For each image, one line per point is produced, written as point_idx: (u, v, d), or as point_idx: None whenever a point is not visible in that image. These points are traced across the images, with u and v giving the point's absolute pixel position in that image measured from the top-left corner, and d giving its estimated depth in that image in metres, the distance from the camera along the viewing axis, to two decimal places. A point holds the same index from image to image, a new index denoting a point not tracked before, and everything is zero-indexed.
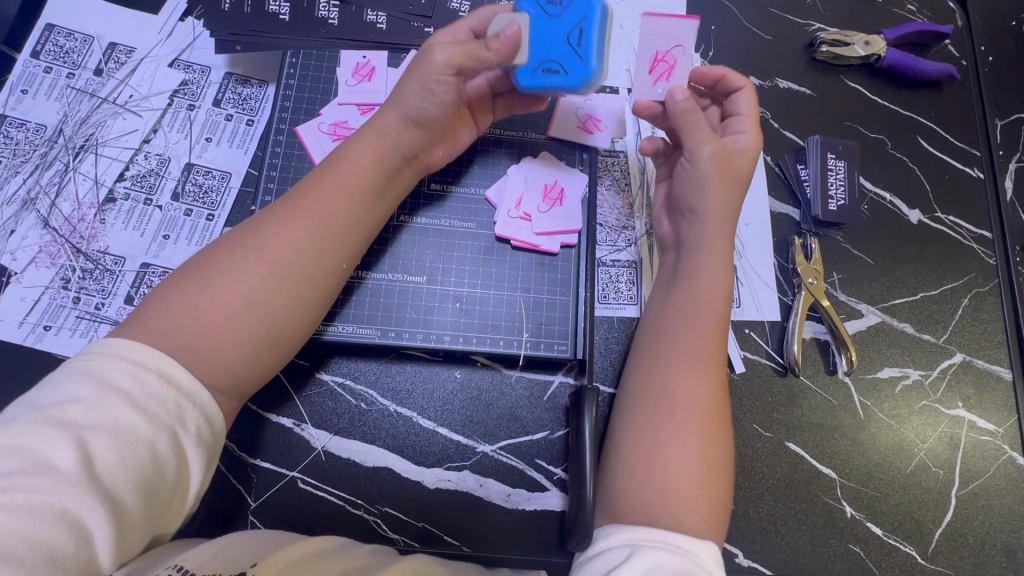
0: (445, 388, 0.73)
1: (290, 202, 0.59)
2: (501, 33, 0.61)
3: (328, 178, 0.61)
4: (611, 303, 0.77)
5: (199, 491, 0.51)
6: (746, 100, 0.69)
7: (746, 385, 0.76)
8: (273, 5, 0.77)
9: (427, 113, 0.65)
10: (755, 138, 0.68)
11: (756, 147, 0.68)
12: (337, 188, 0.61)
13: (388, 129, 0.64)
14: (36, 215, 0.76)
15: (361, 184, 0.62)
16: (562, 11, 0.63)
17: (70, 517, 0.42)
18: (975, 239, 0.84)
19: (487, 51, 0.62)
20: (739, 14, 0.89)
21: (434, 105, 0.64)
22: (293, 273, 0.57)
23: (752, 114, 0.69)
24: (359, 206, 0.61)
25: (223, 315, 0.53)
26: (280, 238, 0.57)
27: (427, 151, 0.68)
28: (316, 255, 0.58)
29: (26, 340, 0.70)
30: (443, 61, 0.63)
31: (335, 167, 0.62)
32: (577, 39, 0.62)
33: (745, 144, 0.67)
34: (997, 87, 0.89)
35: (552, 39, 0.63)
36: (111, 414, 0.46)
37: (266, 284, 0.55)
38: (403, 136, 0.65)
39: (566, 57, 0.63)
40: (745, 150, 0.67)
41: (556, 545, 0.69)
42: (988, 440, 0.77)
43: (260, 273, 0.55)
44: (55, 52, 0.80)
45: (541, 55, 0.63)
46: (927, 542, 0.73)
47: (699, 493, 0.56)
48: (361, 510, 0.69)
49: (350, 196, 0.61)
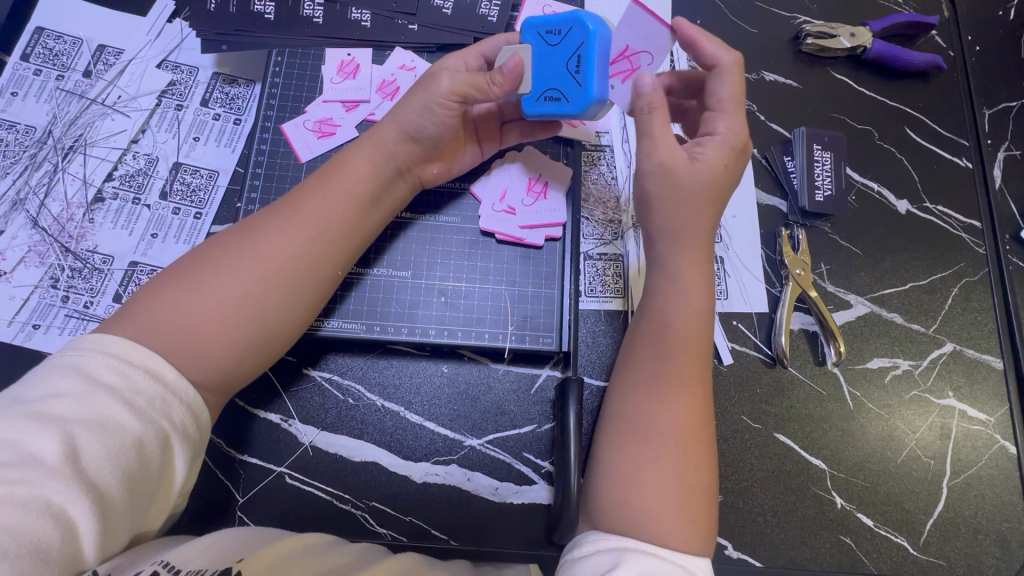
0: (433, 382, 0.73)
1: (288, 208, 0.58)
2: (502, 66, 0.63)
3: (324, 185, 0.60)
4: (597, 295, 0.77)
5: (184, 484, 0.51)
6: (725, 87, 0.62)
7: (734, 377, 0.76)
8: (258, 4, 0.78)
9: (425, 131, 0.64)
10: (732, 137, 0.62)
11: (729, 143, 0.61)
12: (335, 195, 0.60)
13: (387, 140, 0.63)
14: (26, 215, 0.76)
15: (358, 194, 0.61)
16: (563, 38, 0.63)
17: (54, 509, 0.41)
18: (964, 229, 0.83)
19: (492, 86, 0.63)
20: (724, 7, 0.90)
21: (433, 125, 0.63)
22: (288, 279, 0.56)
23: (727, 108, 0.62)
24: (354, 215, 0.60)
25: (212, 316, 0.52)
26: (276, 243, 0.56)
27: (421, 166, 0.67)
28: (310, 260, 0.57)
29: (15, 338, 0.71)
30: (448, 87, 0.62)
31: (332, 176, 0.61)
32: (576, 65, 0.62)
33: (712, 147, 0.61)
34: (984, 77, 0.89)
35: (554, 68, 0.63)
36: (98, 409, 0.45)
37: (261, 288, 0.54)
38: (400, 151, 0.64)
39: (567, 85, 0.63)
40: (716, 149, 0.61)
41: (545, 539, 0.69)
42: (980, 429, 0.76)
43: (253, 276, 0.54)
44: (44, 54, 0.81)
45: (543, 84, 0.64)
46: (918, 533, 0.73)
47: (691, 501, 0.53)
48: (349, 505, 0.69)
49: (345, 204, 0.60)
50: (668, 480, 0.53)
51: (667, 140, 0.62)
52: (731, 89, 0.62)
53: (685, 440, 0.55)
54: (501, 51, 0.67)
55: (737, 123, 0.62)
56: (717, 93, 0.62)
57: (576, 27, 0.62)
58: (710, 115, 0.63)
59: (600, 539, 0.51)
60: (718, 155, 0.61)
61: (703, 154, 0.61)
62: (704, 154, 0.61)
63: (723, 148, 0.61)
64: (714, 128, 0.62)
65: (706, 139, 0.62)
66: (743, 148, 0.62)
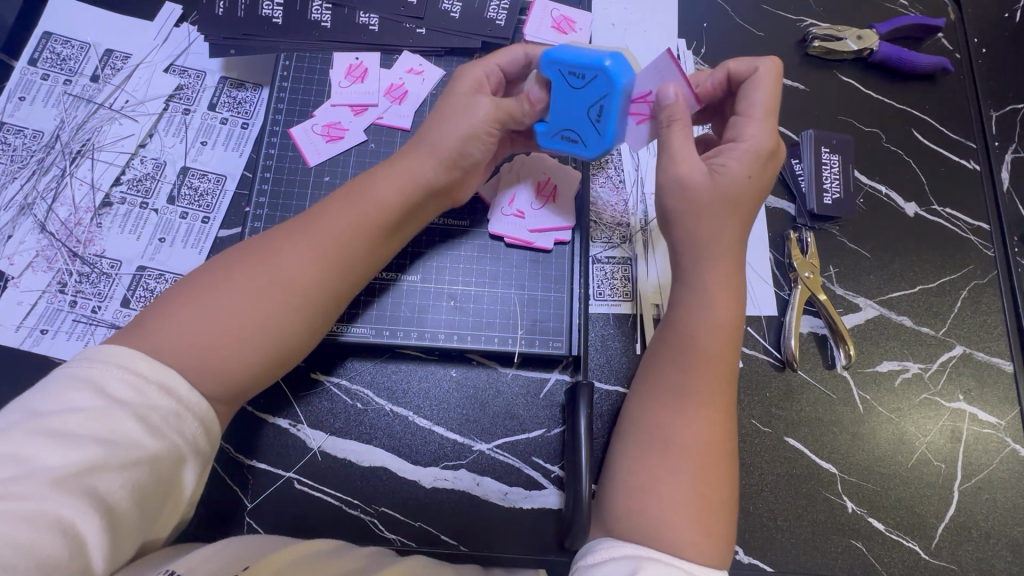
0: (442, 387, 0.73)
1: (314, 228, 0.58)
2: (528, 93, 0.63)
3: (351, 206, 0.60)
4: (606, 299, 0.77)
5: (193, 493, 0.50)
6: (758, 93, 0.60)
7: (744, 380, 0.75)
8: (267, 9, 0.78)
9: (469, 158, 0.64)
10: (758, 143, 0.59)
11: (756, 153, 0.58)
12: (361, 219, 0.59)
13: (423, 166, 0.62)
14: (33, 220, 0.76)
15: (386, 217, 0.60)
16: (585, 82, 0.61)
17: (64, 524, 0.41)
18: (973, 231, 0.83)
19: (523, 113, 0.64)
20: (730, 11, 0.90)
21: (478, 152, 0.64)
22: (311, 302, 0.56)
23: (757, 115, 0.60)
24: (381, 241, 0.60)
25: (233, 334, 0.52)
26: (301, 264, 0.55)
27: (457, 188, 0.67)
28: (331, 282, 0.57)
29: (23, 344, 0.71)
30: (490, 114, 0.62)
31: (362, 197, 0.60)
32: (597, 114, 0.62)
33: (735, 156, 0.58)
34: (991, 79, 0.89)
35: (575, 109, 0.63)
36: (111, 424, 0.44)
37: (281, 309, 0.54)
38: (439, 177, 0.63)
39: (585, 129, 0.63)
40: (739, 157, 0.58)
41: (554, 544, 0.68)
42: (990, 433, 0.76)
43: (275, 299, 0.54)
44: (52, 59, 0.81)
45: (561, 122, 0.64)
46: (929, 537, 0.72)
47: (702, 508, 0.53)
48: (358, 510, 0.69)
49: (371, 227, 0.59)
50: (679, 486, 0.53)
51: (689, 156, 0.59)
52: (764, 95, 0.60)
53: (696, 444, 0.55)
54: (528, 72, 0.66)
55: (764, 129, 0.59)
56: (750, 98, 0.60)
57: (598, 74, 0.59)
58: (739, 121, 0.60)
59: (615, 546, 0.50)
60: (741, 166, 0.58)
61: (725, 165, 0.58)
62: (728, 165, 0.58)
63: (726, 157, 0.59)
64: (739, 135, 0.60)
65: (728, 149, 0.59)
66: (767, 155, 0.59)
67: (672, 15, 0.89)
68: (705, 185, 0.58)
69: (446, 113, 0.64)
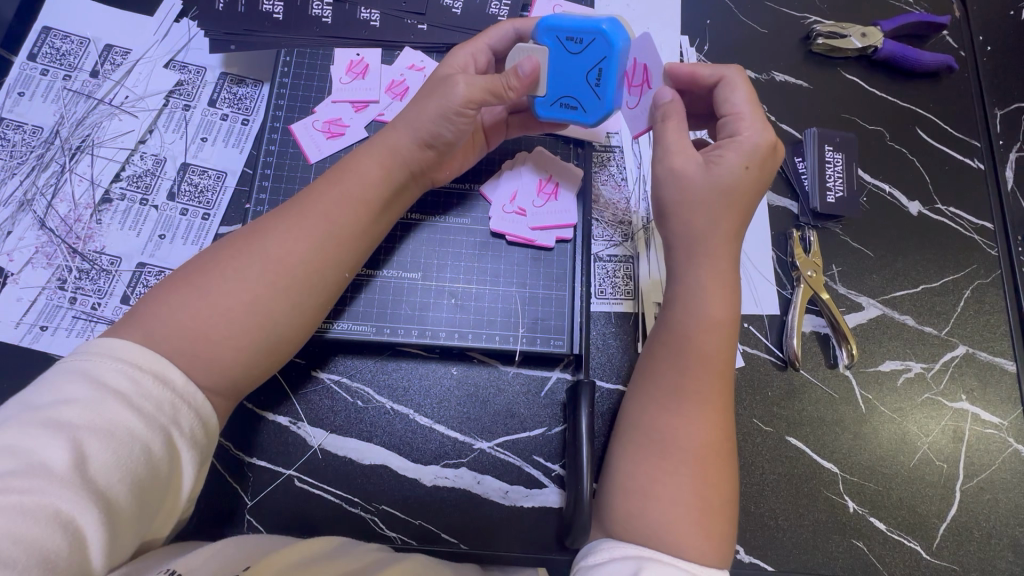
0: (442, 384, 0.73)
1: (299, 213, 0.57)
2: (519, 70, 0.61)
3: (333, 189, 0.59)
4: (607, 298, 0.76)
5: (192, 490, 0.50)
6: (738, 94, 0.60)
7: (746, 379, 0.75)
8: (267, 4, 0.78)
9: (442, 137, 0.63)
10: (755, 138, 0.59)
11: (761, 145, 0.59)
12: (341, 198, 0.59)
13: (397, 142, 0.62)
14: (33, 216, 0.76)
15: (368, 196, 0.60)
16: (584, 47, 0.62)
17: (64, 518, 0.40)
18: (976, 231, 0.83)
19: (509, 89, 0.61)
20: (734, 8, 0.89)
21: (451, 132, 0.63)
22: (299, 284, 0.55)
23: (747, 112, 0.60)
24: (364, 218, 0.60)
25: (223, 324, 0.51)
26: (288, 247, 0.55)
27: (434, 170, 0.67)
28: (319, 264, 0.56)
29: (23, 340, 0.71)
30: (464, 95, 0.60)
31: (342, 178, 0.60)
32: (596, 78, 0.63)
33: (734, 149, 0.59)
34: (995, 77, 0.89)
35: (573, 77, 0.63)
36: (107, 414, 0.44)
37: (269, 293, 0.53)
38: (413, 154, 0.63)
39: (583, 94, 0.64)
40: (740, 150, 0.58)
41: (556, 543, 0.68)
42: (993, 433, 0.76)
43: (265, 286, 0.53)
44: (52, 54, 0.80)
45: (558, 90, 0.64)
46: (931, 538, 0.72)
47: (707, 508, 0.52)
48: (359, 508, 0.69)
49: (355, 208, 0.59)
50: (682, 487, 0.53)
51: (685, 148, 0.60)
52: (742, 96, 0.60)
53: (697, 444, 0.54)
54: (515, 47, 0.64)
55: (758, 123, 0.59)
56: (731, 101, 0.60)
57: (598, 37, 0.61)
58: (728, 121, 0.60)
59: (616, 546, 0.50)
60: (738, 158, 0.58)
61: (730, 158, 0.58)
62: (728, 157, 0.58)
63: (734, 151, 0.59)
64: (735, 132, 0.59)
65: (727, 142, 0.60)
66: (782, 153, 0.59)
67: (675, 10, 0.88)
68: (706, 178, 0.59)
69: (425, 92, 0.63)
